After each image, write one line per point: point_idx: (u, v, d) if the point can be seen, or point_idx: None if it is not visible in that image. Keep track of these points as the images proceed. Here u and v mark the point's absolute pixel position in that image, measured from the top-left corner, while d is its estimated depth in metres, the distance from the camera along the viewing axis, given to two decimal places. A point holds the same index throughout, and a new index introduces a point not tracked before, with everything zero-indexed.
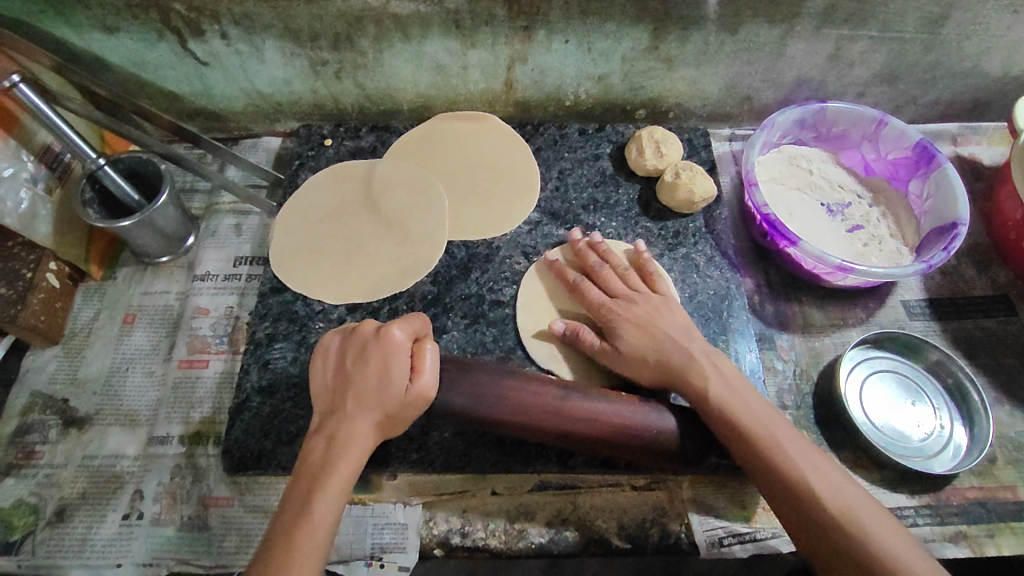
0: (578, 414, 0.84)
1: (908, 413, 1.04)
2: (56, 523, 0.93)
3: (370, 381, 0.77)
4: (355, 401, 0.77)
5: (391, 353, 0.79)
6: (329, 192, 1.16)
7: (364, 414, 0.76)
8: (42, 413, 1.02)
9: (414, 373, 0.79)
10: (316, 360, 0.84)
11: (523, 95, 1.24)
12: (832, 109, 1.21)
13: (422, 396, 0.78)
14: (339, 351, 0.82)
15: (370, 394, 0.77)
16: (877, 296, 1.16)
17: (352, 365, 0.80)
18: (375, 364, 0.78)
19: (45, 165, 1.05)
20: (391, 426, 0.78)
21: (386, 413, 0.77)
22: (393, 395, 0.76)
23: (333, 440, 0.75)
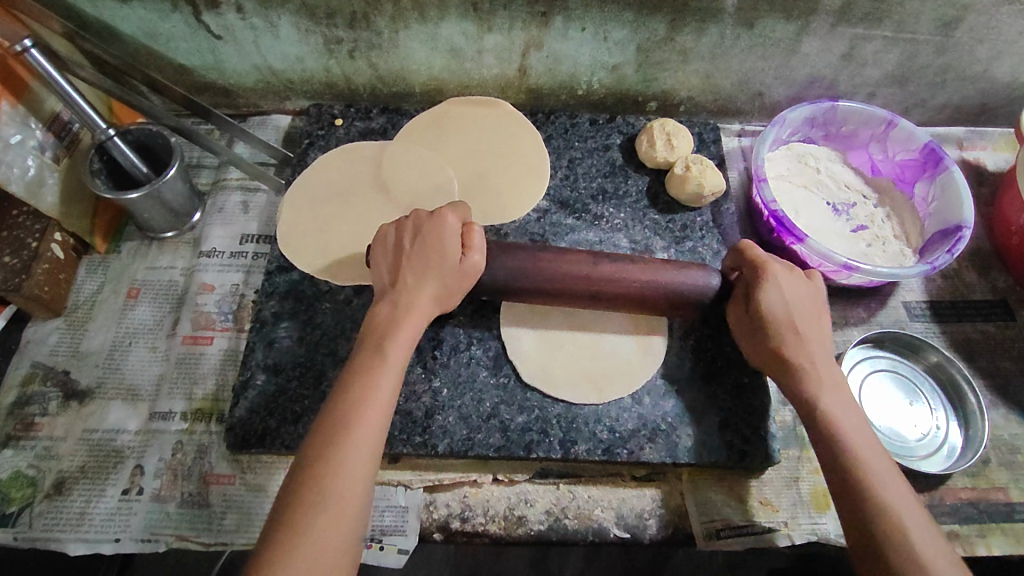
0: (613, 276, 0.90)
1: (906, 413, 1.05)
2: (54, 496, 0.93)
3: (425, 255, 0.85)
4: (413, 274, 0.84)
5: (442, 228, 0.87)
6: (335, 172, 1.14)
7: (420, 284, 0.84)
8: (42, 384, 1.01)
9: (465, 246, 0.86)
10: (370, 256, 0.88)
11: (536, 82, 1.23)
12: (843, 108, 1.21)
13: (472, 269, 0.86)
14: (393, 233, 0.88)
15: (423, 261, 0.85)
16: (879, 295, 1.17)
17: (406, 239, 0.86)
18: (427, 241, 0.85)
19: (54, 133, 1.03)
20: (444, 300, 0.86)
21: (443, 285, 0.85)
22: (448, 264, 0.84)
23: (395, 305, 0.83)
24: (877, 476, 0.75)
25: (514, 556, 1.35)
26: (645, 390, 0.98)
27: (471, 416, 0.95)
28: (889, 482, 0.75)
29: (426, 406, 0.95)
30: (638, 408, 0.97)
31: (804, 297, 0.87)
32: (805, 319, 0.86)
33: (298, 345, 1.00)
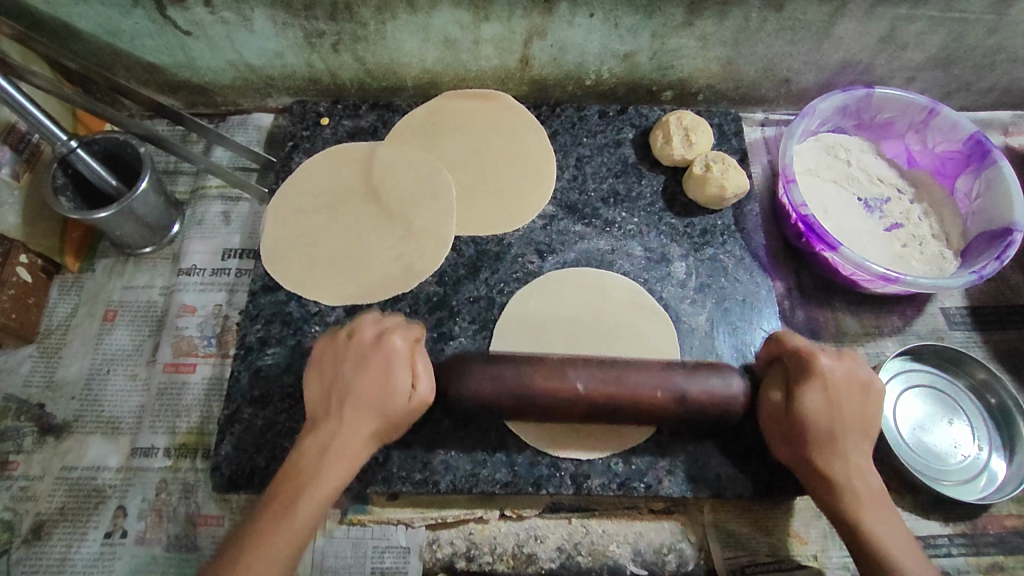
0: (612, 394, 0.76)
1: (945, 433, 0.97)
2: (32, 542, 0.87)
3: (369, 391, 0.75)
4: (349, 407, 0.75)
5: (392, 360, 0.77)
6: (322, 178, 1.04)
7: (363, 422, 0.75)
8: (16, 419, 0.95)
9: (413, 380, 0.76)
10: (310, 364, 0.79)
11: (539, 72, 1.12)
12: (879, 95, 1.10)
13: (421, 404, 0.76)
14: (332, 369, 0.78)
15: (371, 410, 0.75)
16: (915, 302, 1.08)
17: (350, 369, 0.76)
18: (374, 371, 0.76)
19: (11, 147, 0.95)
20: (387, 434, 0.77)
21: (385, 421, 0.75)
22: (396, 407, 0.75)
23: (323, 451, 0.73)
24: (878, 531, 0.72)
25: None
26: None
27: (475, 450, 0.87)
28: (877, 513, 0.73)
29: (426, 440, 0.87)
30: (656, 436, 0.89)
31: (852, 391, 0.77)
32: (857, 430, 0.75)
33: (287, 374, 0.92)
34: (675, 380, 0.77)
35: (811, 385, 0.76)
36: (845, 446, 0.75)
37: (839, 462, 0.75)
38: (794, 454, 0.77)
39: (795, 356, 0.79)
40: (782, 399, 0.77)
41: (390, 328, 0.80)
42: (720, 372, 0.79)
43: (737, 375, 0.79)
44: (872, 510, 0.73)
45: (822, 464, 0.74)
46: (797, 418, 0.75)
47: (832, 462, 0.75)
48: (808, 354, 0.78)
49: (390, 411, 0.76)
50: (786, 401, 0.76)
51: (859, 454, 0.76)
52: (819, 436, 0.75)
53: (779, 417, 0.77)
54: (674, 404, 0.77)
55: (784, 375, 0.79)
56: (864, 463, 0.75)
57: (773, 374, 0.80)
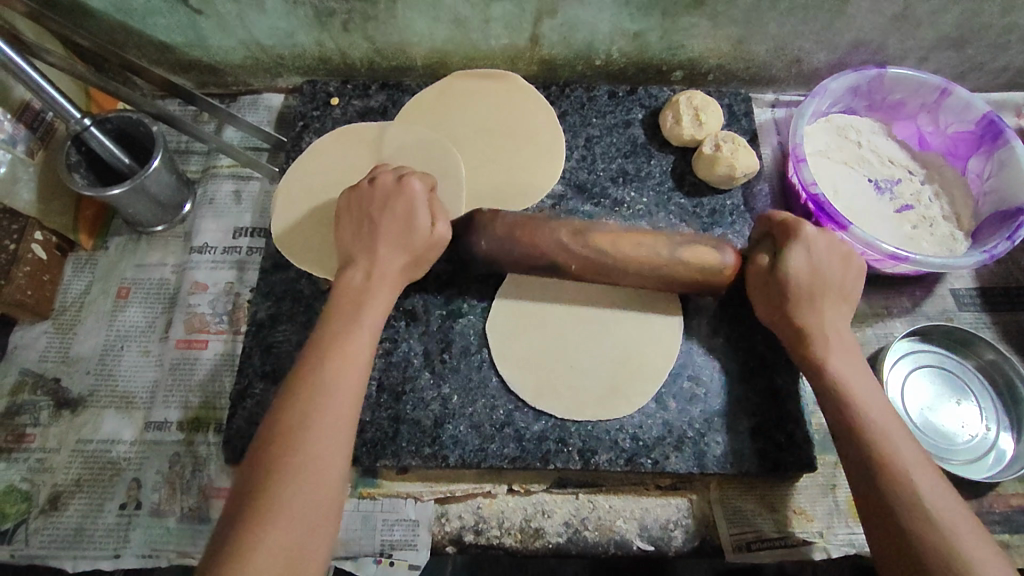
0: (627, 266, 0.85)
1: (953, 412, 0.97)
2: (50, 512, 0.89)
3: (394, 223, 0.82)
4: (378, 240, 0.81)
5: (412, 202, 0.83)
6: (332, 158, 1.04)
7: (392, 254, 0.81)
8: (33, 393, 0.97)
9: (431, 219, 0.84)
10: (338, 210, 0.86)
11: (549, 52, 1.12)
12: (891, 75, 1.09)
13: (441, 241, 0.84)
14: (354, 204, 0.84)
15: (395, 237, 0.81)
16: (925, 283, 1.08)
17: (376, 214, 0.82)
18: (398, 210, 0.82)
19: (25, 124, 0.96)
20: (416, 271, 0.84)
21: (412, 257, 0.82)
22: (419, 239, 0.82)
23: (352, 298, 0.77)
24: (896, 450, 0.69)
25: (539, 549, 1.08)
26: (672, 394, 0.90)
27: (484, 425, 0.88)
28: (912, 458, 0.69)
29: (436, 415, 0.88)
30: (664, 413, 0.89)
31: (835, 295, 0.80)
32: (834, 300, 0.80)
33: (298, 351, 0.93)
34: (672, 247, 0.85)
35: (795, 244, 0.81)
36: (820, 300, 0.80)
37: (846, 394, 0.74)
38: (773, 310, 0.82)
39: (794, 279, 0.80)
40: (769, 260, 0.83)
41: (408, 173, 0.87)
42: (716, 250, 0.85)
43: (731, 250, 0.86)
44: (890, 436, 0.70)
45: (800, 318, 0.79)
46: (779, 279, 0.81)
47: (825, 349, 0.77)
48: (793, 225, 0.83)
49: (415, 246, 0.83)
50: (771, 265, 0.82)
51: (849, 360, 0.77)
52: (801, 291, 0.80)
53: (768, 279, 0.82)
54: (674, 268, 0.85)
55: (774, 251, 0.83)
56: (861, 380, 0.75)
57: (761, 245, 0.85)
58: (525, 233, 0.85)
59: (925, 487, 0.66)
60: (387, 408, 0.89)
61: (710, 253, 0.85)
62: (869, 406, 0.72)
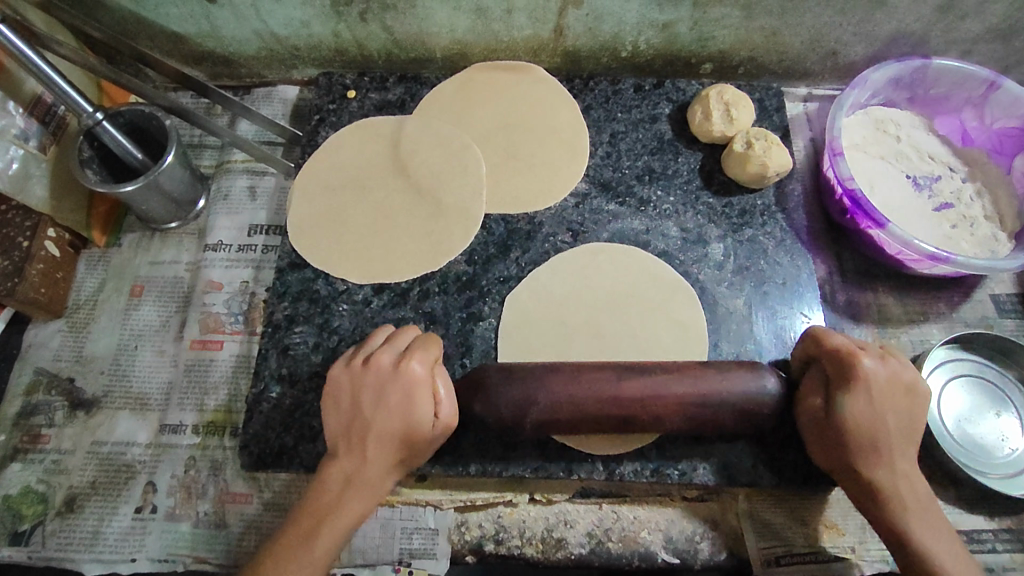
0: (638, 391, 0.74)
1: (993, 424, 0.93)
2: (66, 514, 0.88)
3: (393, 424, 0.73)
4: (373, 443, 0.72)
5: (415, 389, 0.74)
6: (351, 152, 1.02)
7: (379, 457, 0.72)
8: (47, 392, 0.95)
9: (435, 408, 0.74)
10: (326, 397, 0.76)
11: (573, 43, 1.08)
12: (937, 66, 1.04)
13: (445, 429, 0.75)
14: (351, 388, 0.76)
15: (395, 435, 0.73)
16: (963, 287, 1.03)
17: (371, 403, 0.74)
18: (395, 400, 0.74)
19: (37, 118, 0.94)
20: (411, 461, 0.76)
21: (407, 447, 0.74)
22: (418, 433, 0.73)
23: (359, 436, 0.73)
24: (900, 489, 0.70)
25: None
26: None
27: (505, 433, 0.85)
28: (931, 527, 0.69)
29: None
30: None
31: (898, 396, 0.73)
32: (900, 398, 0.73)
33: (314, 353, 0.91)
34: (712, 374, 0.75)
35: (849, 390, 0.72)
36: (888, 439, 0.71)
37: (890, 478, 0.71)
38: (835, 437, 0.73)
39: (835, 357, 0.75)
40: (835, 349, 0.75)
41: (409, 350, 0.78)
42: (753, 372, 0.76)
43: (772, 375, 0.77)
44: (923, 521, 0.69)
45: (850, 413, 0.72)
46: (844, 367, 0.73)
47: (861, 412, 0.71)
48: (849, 357, 0.74)
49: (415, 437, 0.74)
50: (825, 407, 0.74)
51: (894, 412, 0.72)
52: (859, 429, 0.71)
53: (819, 422, 0.75)
54: (711, 402, 0.74)
55: (824, 376, 0.76)
56: (902, 460, 0.71)
57: (810, 380, 0.77)
58: (546, 376, 0.75)
59: (942, 560, 0.67)
60: None
61: (743, 380, 0.75)
62: (903, 491, 0.70)
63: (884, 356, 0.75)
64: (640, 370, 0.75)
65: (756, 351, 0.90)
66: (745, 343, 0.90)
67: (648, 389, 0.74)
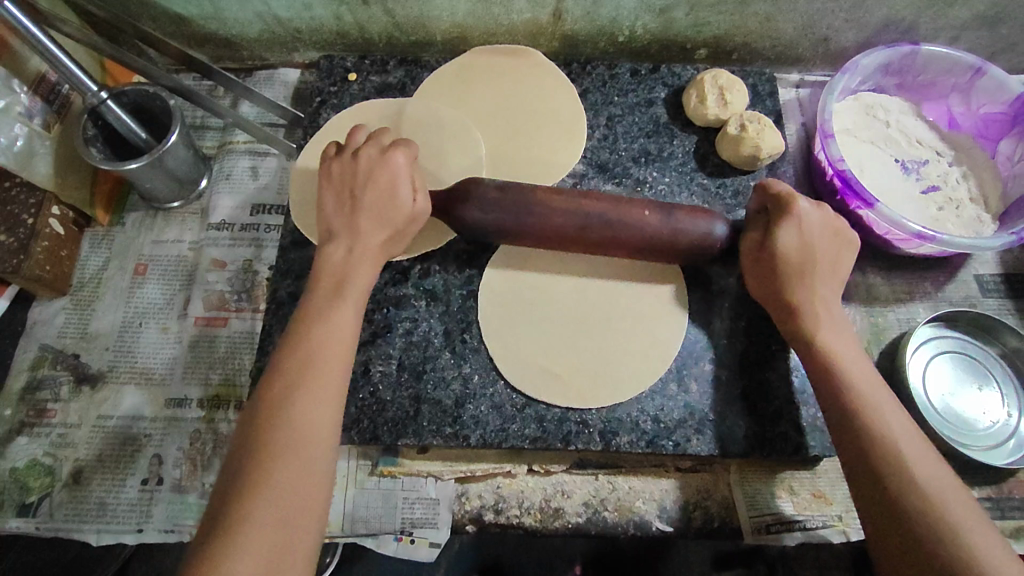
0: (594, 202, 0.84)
1: (974, 399, 0.96)
2: (73, 486, 0.89)
3: (381, 185, 0.80)
4: (366, 218, 0.80)
5: (394, 172, 0.82)
6: (353, 133, 1.04)
7: (373, 232, 0.80)
8: (53, 368, 0.97)
9: (414, 193, 0.82)
10: (321, 177, 0.84)
11: (572, 28, 1.10)
12: (925, 52, 1.07)
13: (419, 216, 0.83)
14: (335, 186, 0.82)
15: (381, 210, 0.81)
16: (948, 267, 1.06)
17: (361, 190, 0.81)
18: (382, 177, 0.81)
19: (41, 97, 0.95)
20: (395, 247, 0.82)
21: (393, 230, 0.81)
22: (396, 214, 0.81)
23: (326, 321, 0.73)
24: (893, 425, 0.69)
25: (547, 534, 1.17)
26: (693, 376, 0.90)
27: (505, 406, 0.88)
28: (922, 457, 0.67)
29: (456, 395, 0.88)
30: (685, 396, 0.89)
31: (832, 240, 0.81)
32: (829, 273, 0.81)
33: None
34: (670, 212, 0.84)
35: (804, 271, 0.79)
36: (823, 283, 0.80)
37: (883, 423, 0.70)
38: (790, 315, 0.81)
39: (778, 202, 0.81)
40: (775, 290, 0.81)
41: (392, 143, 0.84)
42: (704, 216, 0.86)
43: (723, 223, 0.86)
44: (884, 407, 0.71)
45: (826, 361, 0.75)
46: (786, 308, 0.80)
47: (841, 363, 0.74)
48: (792, 204, 0.81)
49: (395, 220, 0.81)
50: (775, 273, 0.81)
51: (861, 360, 0.76)
52: (806, 322, 0.78)
53: (770, 290, 0.82)
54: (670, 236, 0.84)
55: (774, 266, 0.81)
56: (892, 411, 0.71)
57: (757, 229, 0.83)
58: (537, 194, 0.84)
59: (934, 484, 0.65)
60: (408, 388, 0.89)
61: (706, 238, 0.85)
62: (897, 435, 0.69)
63: (831, 216, 0.82)
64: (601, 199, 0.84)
65: (749, 328, 0.93)
66: (737, 320, 0.93)
67: (628, 230, 0.84)
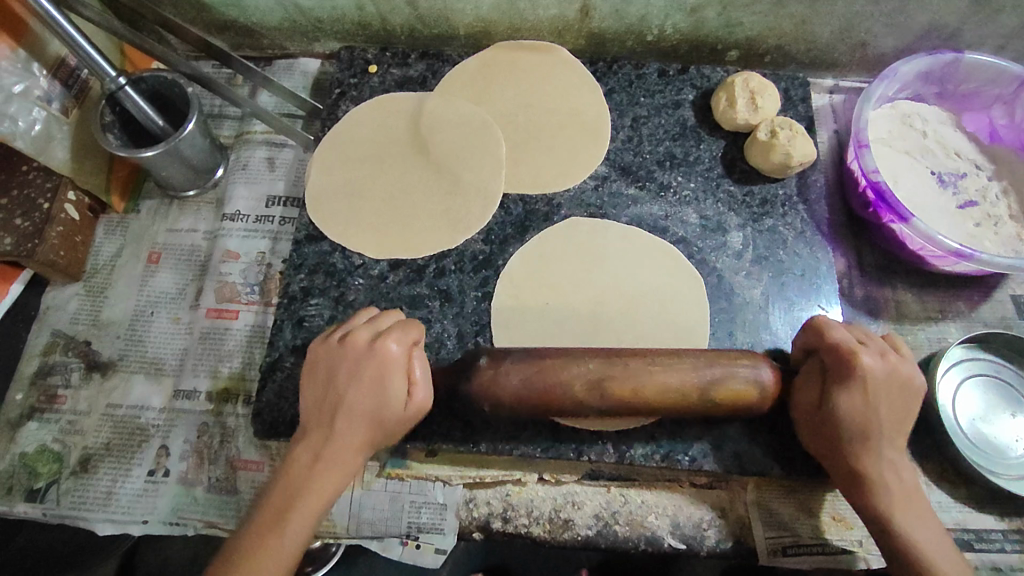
0: (620, 390, 0.70)
1: (1006, 425, 0.93)
2: (80, 474, 0.89)
3: (366, 400, 0.72)
4: (341, 418, 0.72)
5: (384, 364, 0.74)
6: (372, 126, 1.02)
7: (353, 427, 0.72)
8: (64, 354, 0.96)
9: (409, 388, 0.74)
10: (303, 376, 0.76)
11: (599, 25, 1.07)
12: (968, 60, 1.03)
13: (420, 410, 0.75)
14: (327, 367, 0.75)
15: (363, 418, 0.72)
16: (984, 286, 1.02)
17: (342, 383, 0.73)
18: (369, 376, 0.73)
19: (60, 81, 0.94)
20: (377, 441, 0.75)
21: (377, 425, 0.73)
22: (392, 414, 0.73)
23: (340, 406, 0.73)
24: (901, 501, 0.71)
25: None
26: None
27: (516, 413, 0.86)
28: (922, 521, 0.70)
29: None
30: (702, 410, 0.86)
31: (893, 395, 0.73)
32: (894, 434, 0.72)
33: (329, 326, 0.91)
34: (705, 367, 0.72)
35: (848, 386, 0.72)
36: (880, 444, 0.72)
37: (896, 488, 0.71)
38: (815, 423, 0.75)
39: (835, 351, 0.74)
40: (818, 395, 0.74)
41: (386, 330, 0.77)
42: (750, 363, 0.73)
43: (767, 367, 0.73)
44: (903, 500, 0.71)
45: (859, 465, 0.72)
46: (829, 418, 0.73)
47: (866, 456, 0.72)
48: (846, 352, 0.73)
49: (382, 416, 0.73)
50: (819, 404, 0.74)
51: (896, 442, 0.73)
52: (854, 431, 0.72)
53: (813, 414, 0.75)
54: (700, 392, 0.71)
55: (821, 368, 0.75)
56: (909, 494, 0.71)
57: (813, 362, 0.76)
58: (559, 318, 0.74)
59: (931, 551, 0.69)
60: None
61: (754, 375, 0.72)
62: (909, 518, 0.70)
63: (886, 354, 0.75)
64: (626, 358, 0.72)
65: (773, 342, 0.89)
66: (760, 334, 0.90)
67: (661, 400, 0.71)
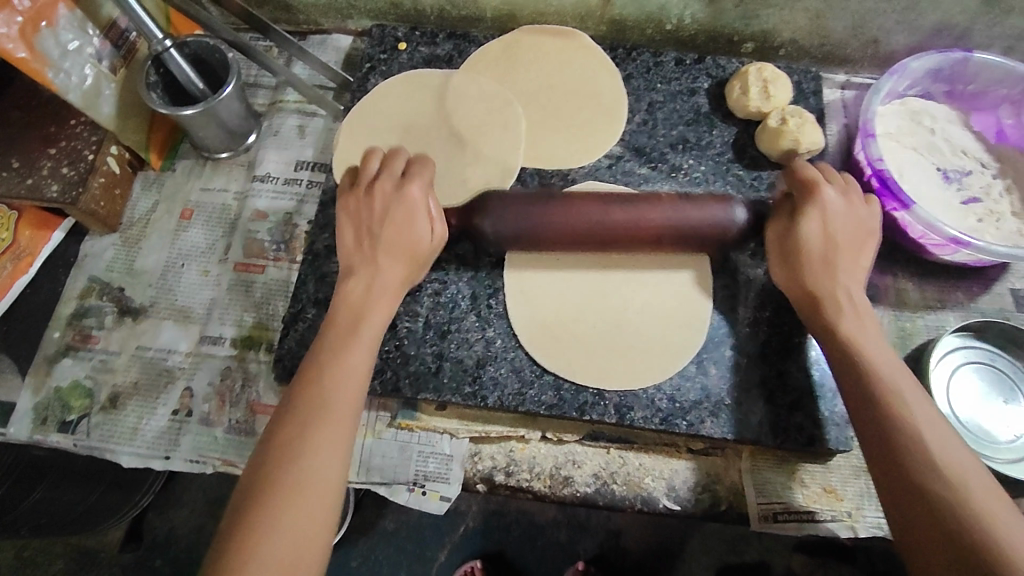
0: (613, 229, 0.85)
1: (999, 413, 0.95)
2: (110, 409, 0.94)
3: (394, 226, 0.83)
4: (381, 249, 0.82)
5: (410, 209, 0.83)
6: (400, 100, 1.07)
7: (391, 262, 0.82)
8: (99, 298, 1.02)
9: (431, 223, 0.85)
10: (341, 212, 0.85)
11: (620, 12, 1.11)
12: (977, 60, 1.06)
13: (441, 238, 0.86)
14: (358, 210, 0.84)
15: (399, 249, 0.83)
16: (984, 279, 1.05)
17: (376, 217, 0.83)
18: (398, 215, 0.83)
19: (110, 41, 0.99)
20: (414, 272, 0.85)
21: (411, 262, 0.83)
22: (421, 243, 0.84)
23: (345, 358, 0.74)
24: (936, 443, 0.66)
25: (554, 532, 1.35)
26: (713, 359, 0.91)
27: (524, 371, 0.90)
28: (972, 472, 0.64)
29: (478, 356, 0.91)
30: (703, 378, 0.90)
31: (855, 230, 0.82)
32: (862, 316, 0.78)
33: None
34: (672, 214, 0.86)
35: (809, 214, 0.82)
36: (839, 267, 0.80)
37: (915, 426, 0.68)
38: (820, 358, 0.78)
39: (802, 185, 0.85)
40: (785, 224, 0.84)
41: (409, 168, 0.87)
42: (720, 207, 0.87)
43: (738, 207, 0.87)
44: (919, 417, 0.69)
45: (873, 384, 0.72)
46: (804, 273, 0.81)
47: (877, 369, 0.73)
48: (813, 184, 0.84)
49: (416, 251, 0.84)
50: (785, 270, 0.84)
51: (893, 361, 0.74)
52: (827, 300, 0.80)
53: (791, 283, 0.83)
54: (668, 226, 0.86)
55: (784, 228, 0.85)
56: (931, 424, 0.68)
57: (781, 208, 0.86)
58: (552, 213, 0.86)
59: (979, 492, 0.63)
60: (432, 345, 0.91)
61: (718, 221, 0.86)
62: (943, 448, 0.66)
63: (849, 195, 0.84)
64: (617, 199, 0.86)
65: (774, 318, 0.93)
66: (762, 310, 0.93)
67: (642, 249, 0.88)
